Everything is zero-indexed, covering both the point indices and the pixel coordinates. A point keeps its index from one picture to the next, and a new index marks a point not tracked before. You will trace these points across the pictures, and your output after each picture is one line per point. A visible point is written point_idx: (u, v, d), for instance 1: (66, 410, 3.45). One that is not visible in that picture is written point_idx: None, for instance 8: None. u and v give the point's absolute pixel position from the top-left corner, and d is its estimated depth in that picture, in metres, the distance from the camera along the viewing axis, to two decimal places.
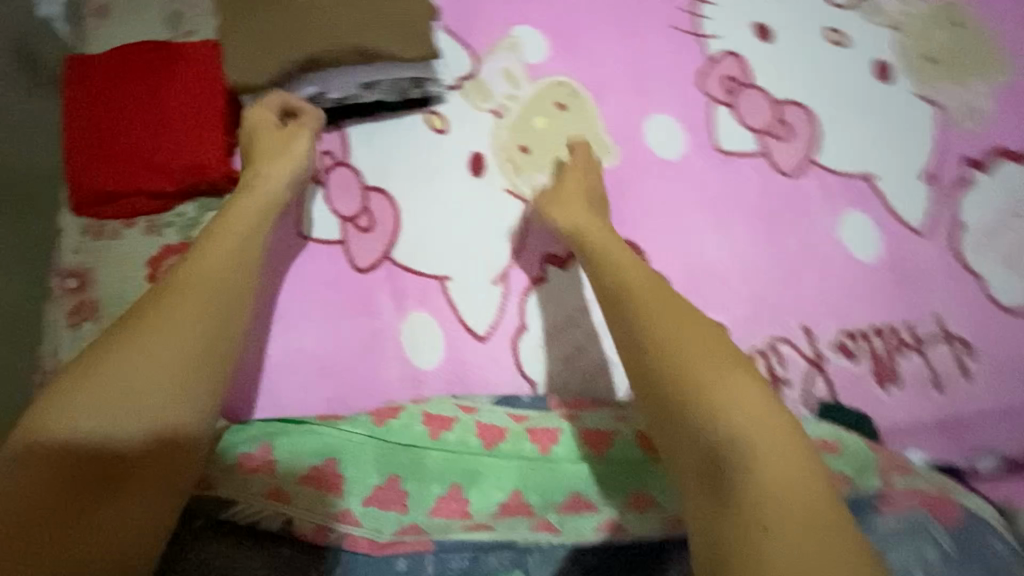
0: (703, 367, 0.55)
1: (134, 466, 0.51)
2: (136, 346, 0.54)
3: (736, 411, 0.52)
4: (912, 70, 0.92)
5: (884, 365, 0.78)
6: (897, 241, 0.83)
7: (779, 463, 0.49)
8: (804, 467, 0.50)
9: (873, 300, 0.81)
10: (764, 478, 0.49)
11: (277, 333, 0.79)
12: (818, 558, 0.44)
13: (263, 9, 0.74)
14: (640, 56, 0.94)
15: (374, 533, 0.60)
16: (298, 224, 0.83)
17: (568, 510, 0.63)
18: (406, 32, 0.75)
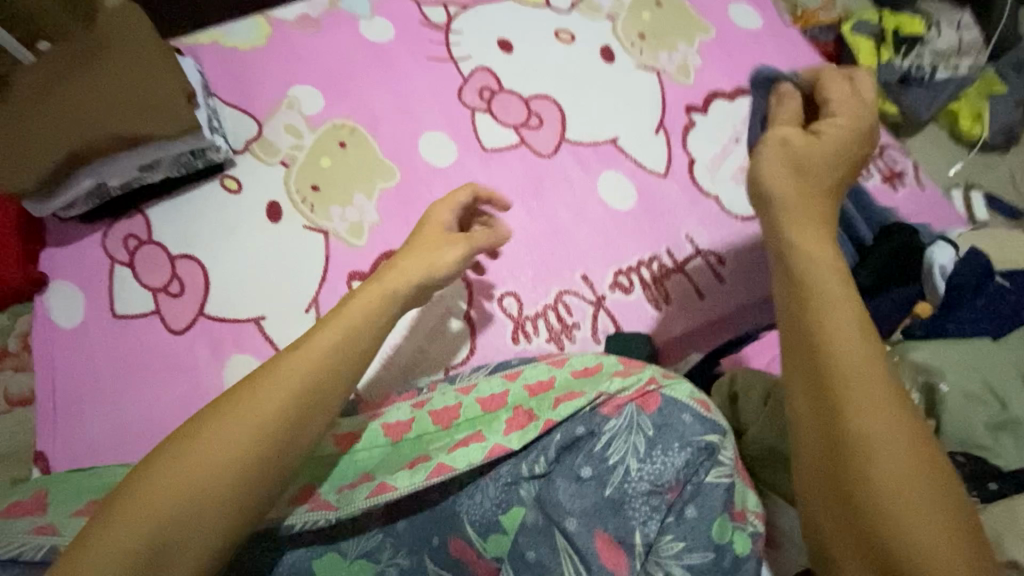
0: (878, 374, 0.49)
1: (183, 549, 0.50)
2: (230, 422, 0.55)
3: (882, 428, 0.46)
4: (631, 47, 1.08)
5: (655, 290, 0.90)
6: (647, 186, 0.97)
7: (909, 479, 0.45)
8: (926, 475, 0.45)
9: (638, 239, 0.93)
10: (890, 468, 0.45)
11: (99, 411, 0.83)
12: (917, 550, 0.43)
13: (24, 122, 0.82)
14: (405, 86, 1.05)
15: None
16: (111, 305, 0.89)
17: (347, 488, 0.64)
18: (161, 112, 0.84)
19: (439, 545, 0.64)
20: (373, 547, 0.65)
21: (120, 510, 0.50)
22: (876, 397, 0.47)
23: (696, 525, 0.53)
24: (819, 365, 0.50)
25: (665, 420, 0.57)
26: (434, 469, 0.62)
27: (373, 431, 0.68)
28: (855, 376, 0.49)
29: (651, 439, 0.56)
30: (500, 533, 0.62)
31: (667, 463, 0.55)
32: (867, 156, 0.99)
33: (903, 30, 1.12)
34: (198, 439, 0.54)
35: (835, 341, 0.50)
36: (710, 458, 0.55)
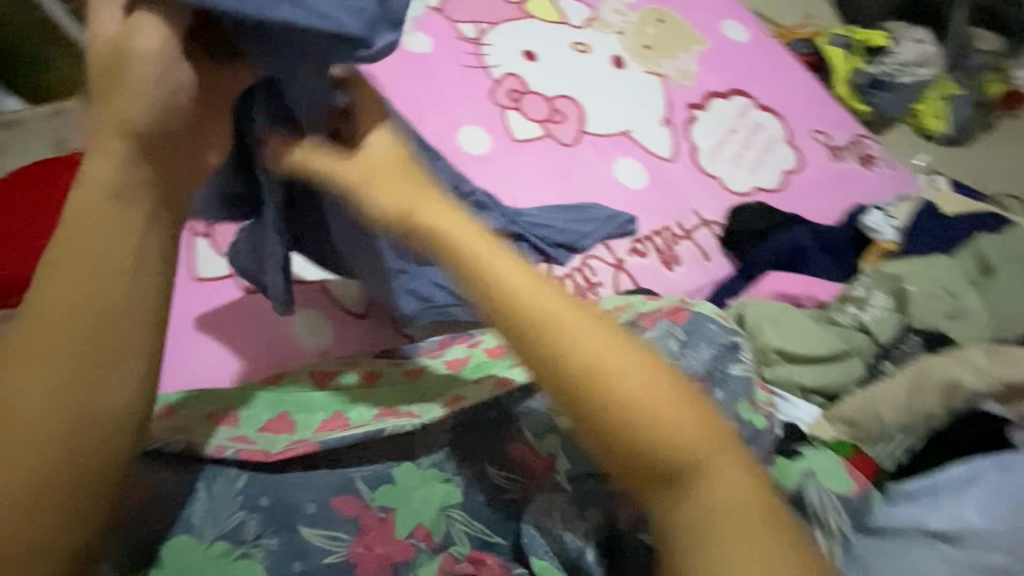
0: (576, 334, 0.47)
1: (93, 415, 0.46)
2: (59, 289, 0.46)
3: (610, 372, 0.46)
4: (638, 57, 1.25)
5: (668, 254, 1.03)
6: (656, 169, 1.11)
7: (657, 401, 0.46)
8: (659, 396, 0.46)
9: (651, 213, 1.06)
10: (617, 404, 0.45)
11: (181, 357, 0.90)
12: (690, 462, 0.45)
13: None
14: (443, 84, 1.15)
15: (267, 447, 0.70)
16: (192, 270, 0.97)
17: (424, 399, 0.76)
18: None
19: (499, 453, 0.74)
20: (442, 457, 0.75)
21: (17, 369, 0.45)
22: (565, 314, 0.48)
23: (726, 403, 0.62)
24: (507, 308, 0.48)
25: (695, 329, 0.68)
26: (498, 382, 0.76)
27: (437, 364, 0.83)
28: (542, 304, 0.48)
29: (683, 341, 0.66)
30: (554, 434, 0.72)
31: (698, 357, 0.65)
32: (845, 143, 1.16)
33: (870, 42, 1.30)
34: (20, 347, 0.45)
35: (498, 273, 0.49)
36: (733, 354, 0.66)
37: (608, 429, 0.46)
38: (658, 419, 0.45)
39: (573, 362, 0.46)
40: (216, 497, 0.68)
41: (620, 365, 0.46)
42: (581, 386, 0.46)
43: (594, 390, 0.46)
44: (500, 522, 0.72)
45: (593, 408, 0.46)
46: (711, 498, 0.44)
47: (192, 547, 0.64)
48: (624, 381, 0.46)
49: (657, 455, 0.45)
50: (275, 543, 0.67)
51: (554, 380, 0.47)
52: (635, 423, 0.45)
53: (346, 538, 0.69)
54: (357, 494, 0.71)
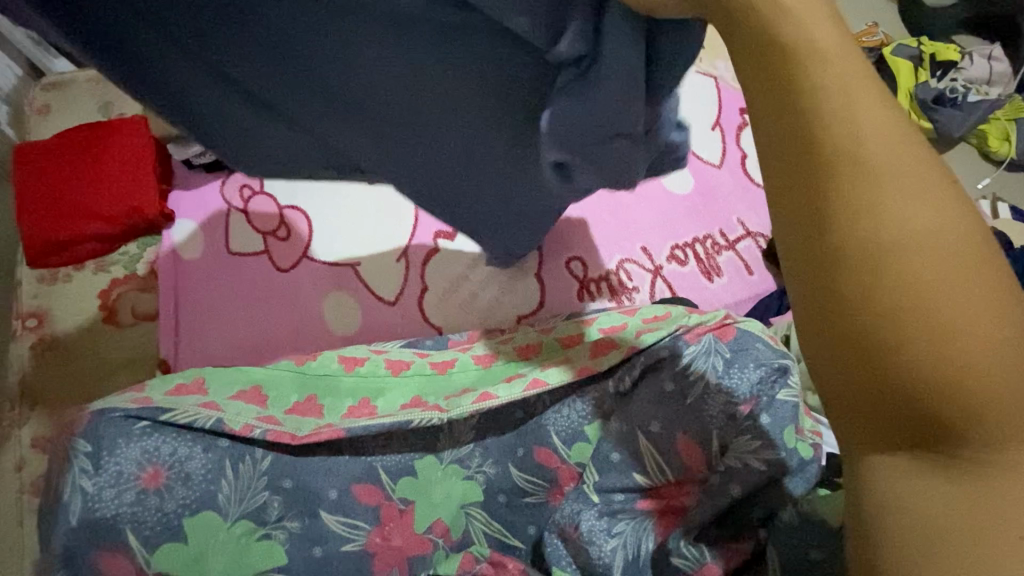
0: (901, 206, 0.30)
1: None
2: None
3: (935, 277, 0.30)
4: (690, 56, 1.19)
5: (708, 263, 0.99)
6: (704, 173, 1.06)
7: (987, 338, 0.30)
8: (1003, 330, 0.30)
9: (694, 219, 1.02)
10: (929, 317, 0.30)
11: (215, 332, 0.91)
12: (981, 441, 0.32)
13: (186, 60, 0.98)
14: None
15: (295, 431, 0.68)
16: (227, 243, 0.97)
17: (454, 396, 0.74)
18: None
19: (525, 455, 0.73)
20: (465, 453, 0.73)
21: None
22: (912, 181, 0.31)
23: (771, 429, 0.62)
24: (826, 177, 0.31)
25: (742, 347, 0.67)
26: (530, 383, 0.72)
27: (465, 359, 0.79)
28: (884, 156, 0.30)
29: (730, 359, 0.66)
30: (584, 442, 0.71)
31: (743, 378, 0.65)
32: None
33: (940, 57, 1.24)
34: None
35: (844, 114, 0.30)
36: (781, 377, 0.65)
37: (895, 364, 0.31)
38: (980, 357, 0.30)
39: (885, 250, 0.31)
40: (241, 478, 0.66)
41: (959, 287, 0.30)
42: (863, 306, 0.31)
43: (909, 306, 0.30)
44: (520, 526, 0.73)
45: (884, 329, 0.31)
46: (989, 487, 0.32)
47: (219, 525, 0.64)
48: (951, 293, 0.30)
49: (951, 411, 0.31)
50: (297, 526, 0.68)
51: (840, 276, 0.31)
52: (935, 368, 0.30)
53: (366, 527, 0.70)
54: (378, 485, 0.71)
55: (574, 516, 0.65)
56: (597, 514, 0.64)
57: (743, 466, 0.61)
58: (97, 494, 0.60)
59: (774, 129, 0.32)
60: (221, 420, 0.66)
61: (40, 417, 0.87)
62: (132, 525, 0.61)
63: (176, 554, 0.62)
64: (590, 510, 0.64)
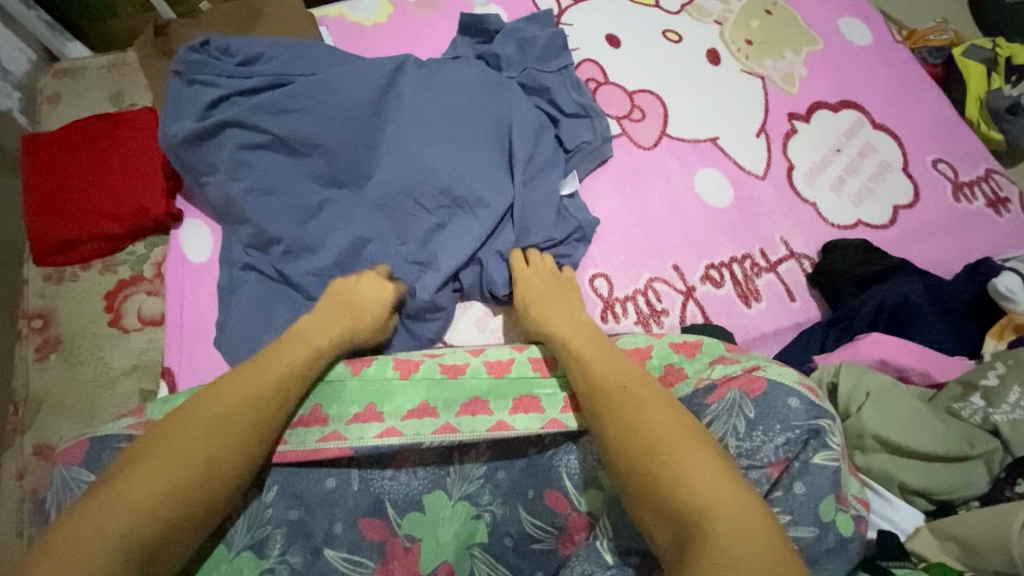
0: (614, 381, 0.62)
1: (201, 465, 0.56)
2: (209, 414, 0.59)
3: (642, 411, 0.58)
4: (736, 54, 1.08)
5: (746, 286, 0.91)
6: (745, 186, 0.98)
7: (685, 439, 0.54)
8: (691, 433, 0.55)
9: (732, 236, 0.94)
10: (645, 432, 0.55)
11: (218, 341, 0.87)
12: (716, 498, 0.49)
13: (205, 28, 0.94)
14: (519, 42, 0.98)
15: (300, 447, 0.66)
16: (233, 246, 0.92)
17: (465, 412, 0.68)
18: (298, 31, 0.94)
19: (535, 497, 0.68)
20: (474, 490, 0.69)
21: (161, 447, 0.56)
22: (619, 374, 0.63)
23: (804, 501, 0.55)
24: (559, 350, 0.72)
25: (768, 403, 0.59)
26: (544, 423, 0.67)
27: (476, 365, 0.72)
28: (603, 364, 0.65)
29: (753, 420, 0.59)
30: (597, 489, 0.67)
31: (767, 441, 0.58)
32: (972, 179, 1.01)
33: (1018, 60, 1.10)
34: (195, 434, 0.57)
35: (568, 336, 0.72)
36: (814, 440, 0.58)
37: (632, 463, 0.54)
38: (679, 446, 0.53)
39: (616, 406, 0.59)
40: (248, 507, 0.65)
41: (663, 414, 0.57)
42: (614, 437, 0.57)
43: (636, 432, 0.56)
44: (528, 573, 0.68)
45: (633, 449, 0.55)
46: (718, 536, 0.46)
47: (222, 555, 0.63)
48: (657, 420, 0.56)
49: (681, 478, 0.51)
50: (300, 562, 0.65)
51: (606, 426, 0.58)
52: (653, 457, 0.53)
53: (369, 565, 0.66)
54: (383, 519, 0.68)
55: None
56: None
57: None
58: None
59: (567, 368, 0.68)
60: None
61: (41, 421, 0.85)
62: None
63: None
64: (601, 575, 0.61)
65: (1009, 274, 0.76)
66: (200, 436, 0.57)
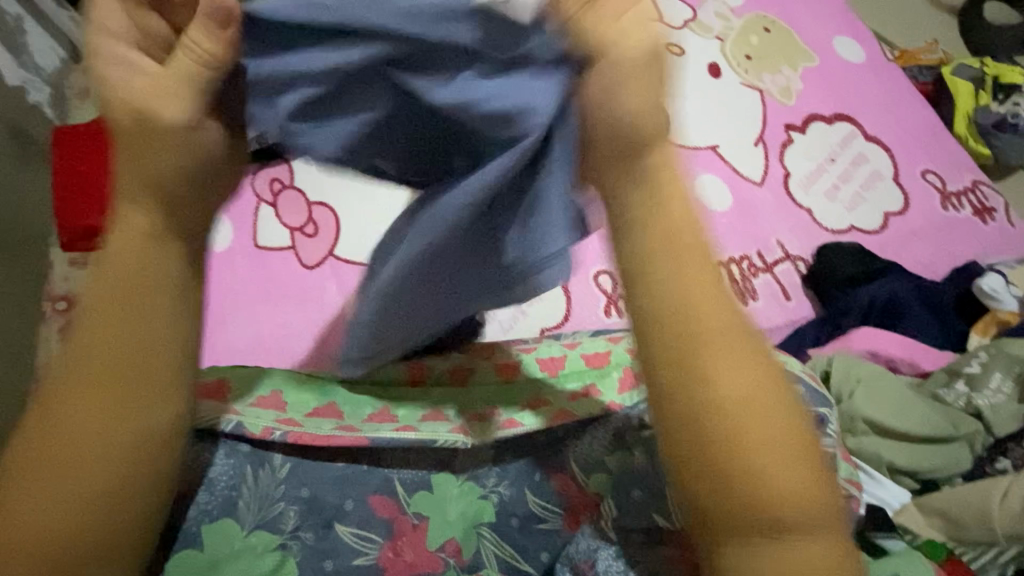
0: (726, 366, 0.49)
1: (75, 474, 0.46)
2: (62, 415, 0.47)
3: (752, 421, 0.48)
4: (736, 68, 1.14)
5: (744, 286, 0.95)
6: (743, 191, 1.02)
7: (789, 451, 0.48)
8: (801, 451, 0.49)
9: (731, 238, 0.98)
10: (751, 439, 0.48)
11: (234, 324, 0.92)
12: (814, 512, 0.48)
13: None
14: None
15: (314, 431, 0.69)
16: (253, 236, 0.98)
17: (475, 424, 0.72)
18: None
19: (540, 480, 0.71)
20: (481, 472, 0.72)
21: (30, 466, 0.46)
22: (731, 356, 0.49)
23: None
24: (673, 323, 0.50)
25: None
26: (554, 415, 0.72)
27: (485, 370, 0.77)
28: (713, 326, 0.50)
29: None
30: (602, 472, 0.70)
31: None
32: (960, 189, 1.06)
33: (1004, 79, 1.16)
34: (62, 442, 0.47)
35: (665, 282, 0.50)
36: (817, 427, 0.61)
37: (737, 465, 0.48)
38: (777, 471, 0.48)
39: (717, 397, 0.48)
40: (259, 486, 0.66)
41: (773, 416, 0.49)
42: (723, 435, 0.48)
43: (749, 435, 0.48)
44: (533, 552, 0.70)
45: (736, 456, 0.48)
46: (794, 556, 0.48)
47: (234, 534, 0.64)
48: (769, 429, 0.48)
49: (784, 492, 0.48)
50: (311, 538, 0.67)
51: (708, 423, 0.48)
52: (759, 465, 0.48)
53: (379, 541, 0.68)
54: (394, 497, 0.70)
55: (590, 553, 0.64)
56: (613, 552, 0.64)
57: None
58: None
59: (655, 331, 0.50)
60: (241, 423, 0.68)
61: None
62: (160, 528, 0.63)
63: (190, 561, 0.62)
64: (608, 549, 0.64)
65: (993, 275, 0.82)
66: (58, 440, 0.46)
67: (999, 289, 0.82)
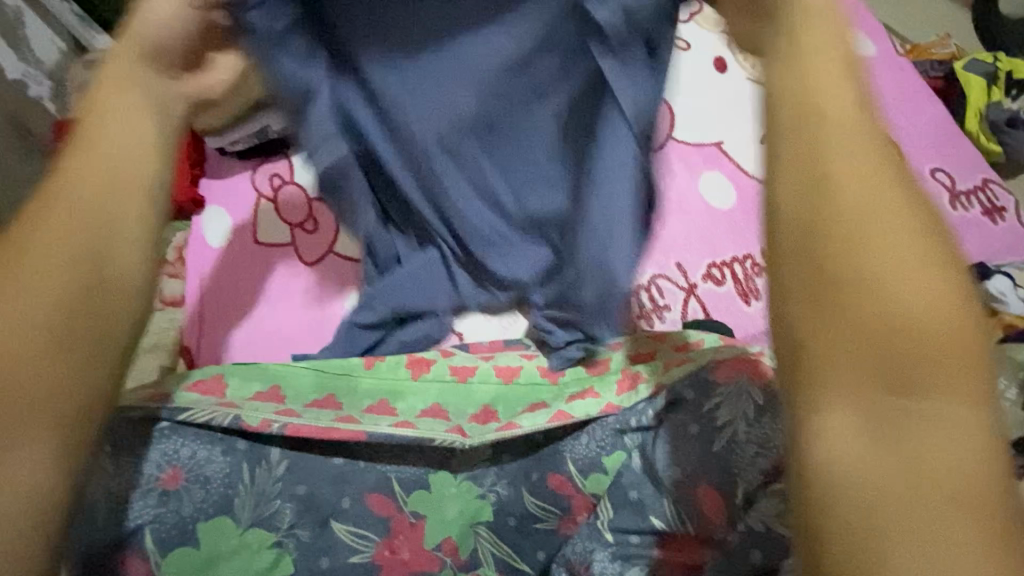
0: (867, 199, 0.47)
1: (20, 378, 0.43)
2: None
3: (893, 270, 0.46)
4: (742, 63, 1.11)
5: (746, 285, 0.94)
6: (748, 189, 1.01)
7: (927, 300, 0.45)
8: (941, 305, 0.45)
9: (733, 237, 0.97)
10: (890, 290, 0.45)
11: (237, 320, 0.92)
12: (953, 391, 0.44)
13: None
14: None
15: (314, 420, 0.68)
16: (254, 232, 0.98)
17: (476, 422, 0.73)
18: None
19: (539, 480, 0.71)
20: (479, 471, 0.72)
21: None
22: (885, 197, 0.48)
23: None
24: (822, 159, 0.48)
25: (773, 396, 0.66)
26: (554, 415, 0.71)
27: (486, 369, 0.78)
28: (856, 175, 0.48)
29: (760, 408, 0.65)
30: (600, 472, 0.70)
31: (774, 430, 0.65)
32: (970, 188, 1.04)
33: (1016, 75, 1.14)
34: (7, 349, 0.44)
35: (825, 113, 0.49)
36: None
37: (856, 334, 0.45)
38: (915, 321, 0.45)
39: (853, 238, 0.46)
40: (255, 484, 0.67)
41: (913, 275, 0.46)
42: (843, 286, 0.46)
43: (879, 288, 0.45)
44: (529, 551, 0.70)
45: (860, 314, 0.45)
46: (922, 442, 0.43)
47: (230, 532, 0.64)
48: (907, 282, 0.46)
49: (916, 360, 0.44)
50: (307, 535, 0.67)
51: (831, 274, 0.46)
52: (882, 327, 0.45)
53: (375, 539, 0.69)
54: (391, 496, 0.70)
55: (587, 556, 0.67)
56: (608, 554, 0.65)
57: (766, 530, 0.60)
58: (120, 496, 0.62)
59: (793, 173, 0.49)
60: (238, 417, 0.66)
61: None
62: (151, 525, 0.62)
63: (188, 559, 0.62)
64: (603, 551, 0.66)
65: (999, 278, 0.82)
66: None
67: (1006, 292, 0.81)
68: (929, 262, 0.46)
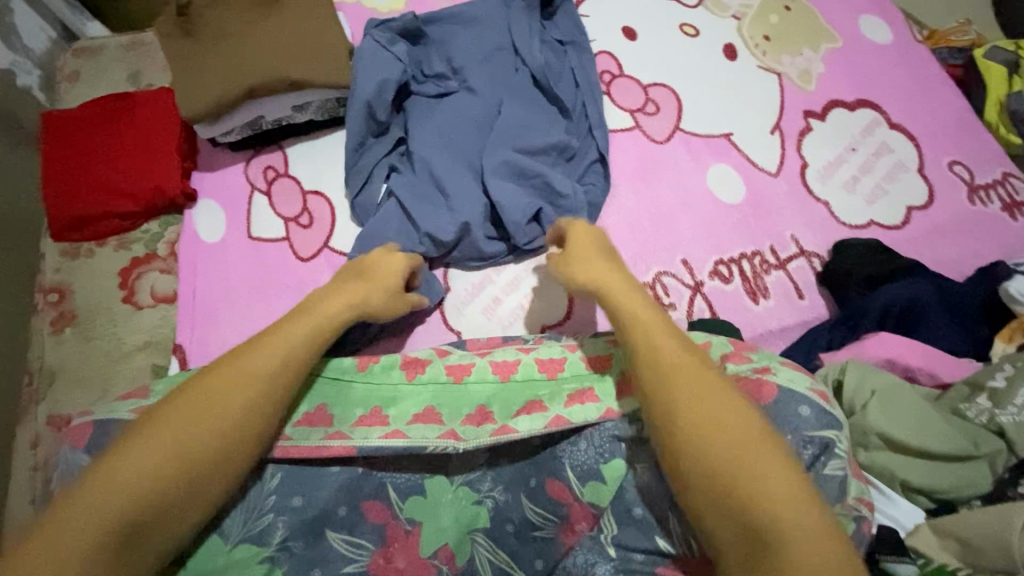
0: (687, 388, 0.56)
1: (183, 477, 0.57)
2: (165, 431, 0.57)
3: (720, 432, 0.53)
4: (753, 50, 1.07)
5: (755, 284, 0.91)
6: (757, 183, 0.97)
7: (760, 462, 0.51)
8: (776, 458, 0.51)
9: (741, 233, 0.94)
10: (731, 458, 0.51)
11: (229, 319, 0.89)
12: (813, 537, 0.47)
13: (224, 11, 0.94)
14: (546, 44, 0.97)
15: (301, 441, 0.67)
16: (247, 227, 0.95)
17: (471, 424, 0.70)
18: (318, 9, 0.95)
19: (537, 487, 0.69)
20: (475, 477, 0.70)
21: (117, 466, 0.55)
22: (692, 376, 0.57)
23: None
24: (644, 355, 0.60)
25: (780, 411, 0.60)
26: (550, 421, 0.68)
27: (482, 366, 0.74)
28: (661, 350, 0.60)
29: None
30: (599, 482, 0.67)
31: None
32: (989, 182, 1.00)
33: None
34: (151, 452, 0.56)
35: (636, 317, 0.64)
36: (824, 452, 0.58)
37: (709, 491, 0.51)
38: (764, 480, 0.50)
39: (702, 430, 0.54)
40: (245, 497, 0.65)
41: (739, 431, 0.53)
42: (693, 447, 0.53)
43: (713, 444, 0.53)
44: (527, 560, 0.68)
45: (718, 478, 0.51)
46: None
47: (221, 545, 0.63)
48: (733, 443, 0.52)
49: (758, 500, 0.49)
50: (300, 546, 0.66)
51: (682, 445, 0.54)
52: (729, 481, 0.51)
53: (369, 547, 0.67)
54: (385, 502, 0.68)
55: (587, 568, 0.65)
56: (609, 568, 0.64)
57: None
58: None
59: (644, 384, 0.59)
60: None
61: (55, 393, 0.87)
62: None
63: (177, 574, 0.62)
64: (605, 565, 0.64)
65: (1020, 278, 0.78)
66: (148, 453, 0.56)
67: None
68: (746, 424, 0.53)
